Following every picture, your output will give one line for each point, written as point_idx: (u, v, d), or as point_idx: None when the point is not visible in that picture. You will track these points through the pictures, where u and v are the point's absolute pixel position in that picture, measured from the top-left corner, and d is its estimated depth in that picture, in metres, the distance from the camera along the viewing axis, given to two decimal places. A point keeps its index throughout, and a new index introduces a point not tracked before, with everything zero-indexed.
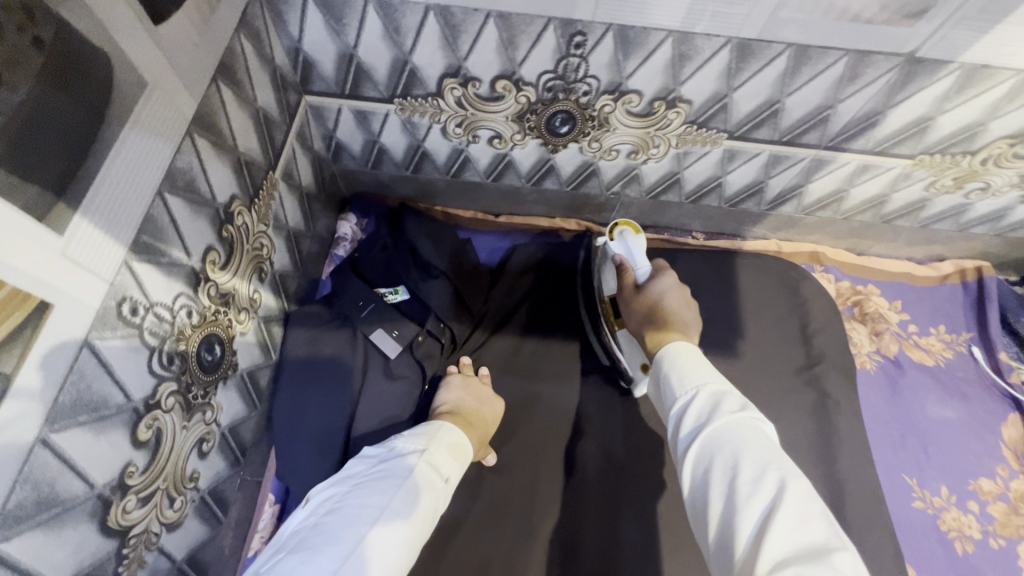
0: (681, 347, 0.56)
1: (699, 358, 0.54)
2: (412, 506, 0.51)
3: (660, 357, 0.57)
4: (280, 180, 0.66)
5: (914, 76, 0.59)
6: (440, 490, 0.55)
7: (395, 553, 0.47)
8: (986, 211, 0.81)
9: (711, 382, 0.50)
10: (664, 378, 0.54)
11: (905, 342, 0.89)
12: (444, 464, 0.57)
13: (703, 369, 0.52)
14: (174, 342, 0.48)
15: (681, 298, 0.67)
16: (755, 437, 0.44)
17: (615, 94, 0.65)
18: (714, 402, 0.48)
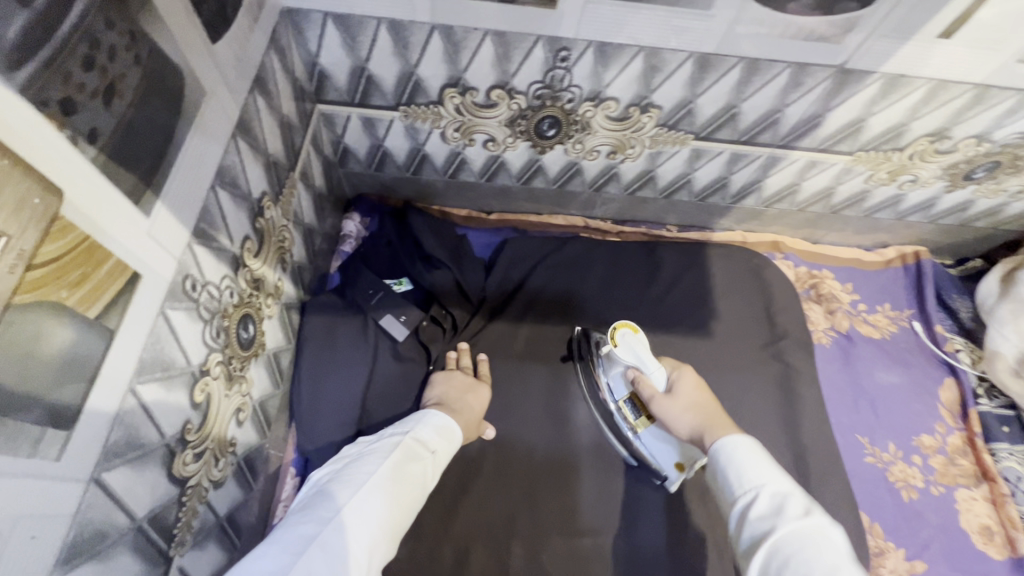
0: (739, 442, 0.59)
1: (759, 455, 0.57)
2: (400, 473, 0.57)
3: (715, 450, 0.60)
4: (298, 180, 0.74)
5: (846, 84, 0.70)
6: (428, 462, 0.61)
7: (384, 513, 0.53)
8: (917, 201, 0.94)
9: (773, 484, 0.53)
10: (723, 475, 0.57)
11: (856, 318, 1.00)
12: (433, 441, 0.63)
13: (763, 467, 0.55)
14: (220, 317, 0.54)
15: (710, 394, 0.72)
16: (821, 544, 0.46)
17: (595, 101, 0.74)
18: (778, 505, 0.51)
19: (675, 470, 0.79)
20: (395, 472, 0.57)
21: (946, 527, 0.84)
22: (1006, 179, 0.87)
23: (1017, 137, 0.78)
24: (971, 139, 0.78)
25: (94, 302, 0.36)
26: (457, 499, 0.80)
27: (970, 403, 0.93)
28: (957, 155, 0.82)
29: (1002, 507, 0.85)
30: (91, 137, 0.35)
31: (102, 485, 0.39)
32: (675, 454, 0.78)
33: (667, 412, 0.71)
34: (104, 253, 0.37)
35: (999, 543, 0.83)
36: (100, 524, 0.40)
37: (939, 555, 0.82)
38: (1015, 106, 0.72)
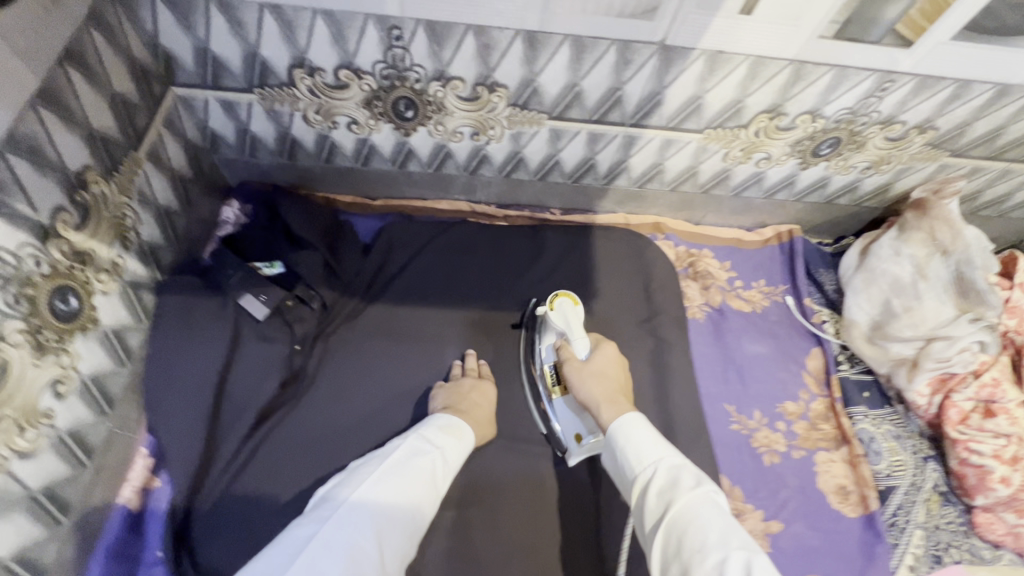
0: (635, 420, 0.65)
1: (649, 431, 0.64)
2: (403, 473, 0.66)
3: (614, 430, 0.65)
4: (146, 159, 0.74)
5: (672, 61, 0.74)
6: (433, 456, 0.71)
7: (391, 506, 0.62)
8: (778, 178, 0.98)
9: (669, 457, 0.60)
10: (620, 457, 0.63)
11: (729, 294, 1.04)
12: (439, 442, 0.73)
13: (658, 447, 0.61)
14: (20, 285, 0.55)
15: (620, 372, 0.76)
16: (713, 509, 0.52)
17: (442, 80, 0.77)
18: (673, 477, 0.57)
19: (577, 441, 0.84)
20: (404, 473, 0.66)
21: (805, 489, 0.88)
22: (851, 155, 0.92)
23: (847, 112, 0.83)
24: (805, 115, 0.83)
25: None
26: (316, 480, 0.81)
27: (832, 370, 0.97)
28: (799, 132, 0.87)
29: (857, 466, 0.89)
30: None
31: None
32: (579, 426, 0.84)
33: (576, 374, 0.77)
34: None
35: (854, 501, 0.87)
36: None
37: (795, 515, 0.86)
38: (833, 82, 0.77)
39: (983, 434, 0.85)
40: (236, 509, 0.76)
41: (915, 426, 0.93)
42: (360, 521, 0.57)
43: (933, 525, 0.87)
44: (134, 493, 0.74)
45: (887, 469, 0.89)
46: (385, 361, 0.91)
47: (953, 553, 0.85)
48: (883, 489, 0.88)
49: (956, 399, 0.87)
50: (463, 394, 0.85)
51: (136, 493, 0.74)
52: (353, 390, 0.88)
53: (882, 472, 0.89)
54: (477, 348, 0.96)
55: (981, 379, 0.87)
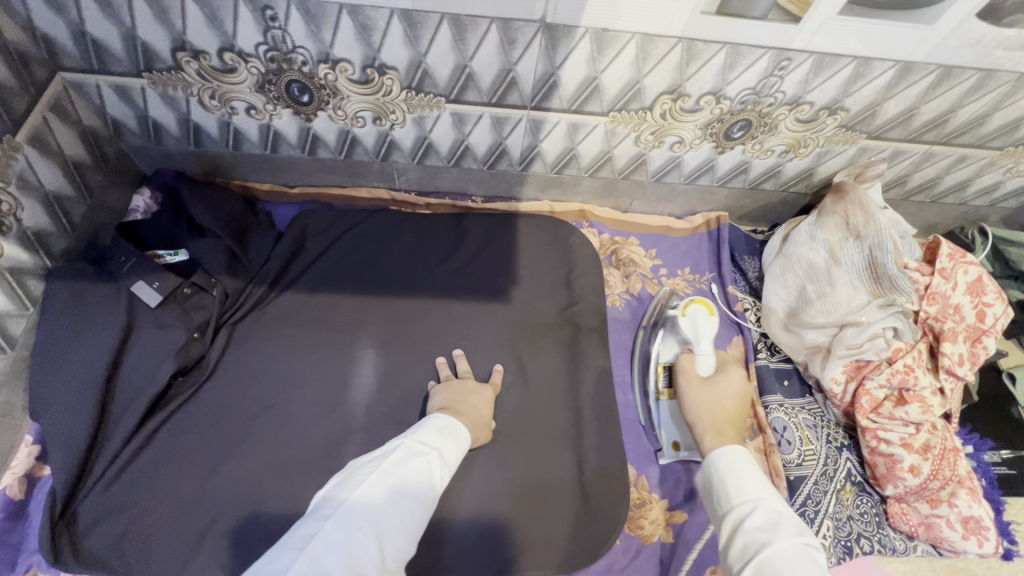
0: (739, 452, 0.62)
1: (751, 465, 0.61)
2: (408, 471, 0.63)
3: (715, 458, 0.63)
4: (27, 144, 0.74)
5: (558, 39, 0.72)
6: (432, 456, 0.66)
7: (395, 503, 0.59)
8: (696, 162, 0.96)
9: (771, 498, 0.57)
10: (716, 483, 0.61)
11: (650, 281, 1.03)
12: (442, 443, 0.69)
13: (757, 483, 0.59)
14: None
15: (738, 406, 0.71)
16: (810, 564, 0.50)
17: (329, 63, 0.76)
18: (774, 520, 0.55)
19: (673, 448, 0.87)
20: (408, 472, 0.63)
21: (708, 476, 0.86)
22: (766, 139, 0.90)
23: (749, 93, 0.81)
24: (708, 96, 0.81)
25: None
26: (207, 472, 0.79)
27: (750, 358, 0.94)
28: (706, 114, 0.85)
29: (769, 456, 0.86)
30: None
31: None
32: (678, 435, 0.87)
33: (691, 391, 0.74)
34: None
35: None
36: None
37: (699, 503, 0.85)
38: (728, 61, 0.75)
39: (893, 422, 0.83)
40: (124, 494, 0.75)
41: (832, 415, 0.91)
42: (361, 520, 0.55)
43: (846, 515, 0.84)
44: (14, 480, 0.73)
45: (797, 458, 0.86)
46: (289, 349, 0.89)
47: (864, 543, 0.83)
48: (793, 479, 0.85)
49: (868, 386, 0.84)
50: (464, 397, 0.82)
51: (16, 480, 0.74)
52: (255, 378, 0.86)
53: (793, 461, 0.86)
54: (385, 336, 0.93)
55: (893, 366, 0.85)
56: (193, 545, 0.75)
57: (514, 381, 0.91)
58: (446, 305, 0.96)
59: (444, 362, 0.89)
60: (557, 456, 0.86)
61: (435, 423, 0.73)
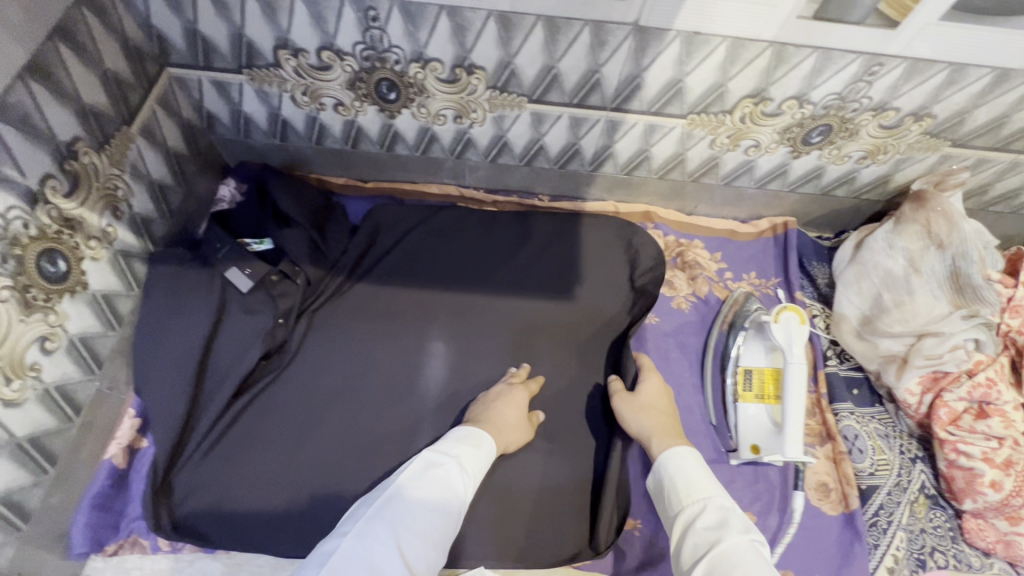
0: (687, 453, 0.71)
1: (698, 465, 0.70)
2: (423, 485, 0.66)
3: (664, 463, 0.72)
4: (138, 135, 0.78)
5: (647, 42, 0.73)
6: (448, 465, 0.69)
7: (411, 516, 0.62)
8: (770, 166, 0.96)
9: (716, 496, 0.65)
10: (669, 486, 0.69)
11: (717, 284, 1.01)
12: (455, 452, 0.71)
13: (705, 482, 0.67)
14: (7, 245, 0.59)
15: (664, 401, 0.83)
16: (757, 561, 0.57)
17: (421, 62, 0.78)
18: (721, 519, 0.62)
19: (751, 451, 0.83)
20: (423, 485, 0.66)
21: (784, 484, 0.85)
22: (845, 144, 0.89)
23: (835, 98, 0.80)
24: (791, 100, 0.81)
25: None
26: (291, 452, 0.83)
27: (819, 364, 0.93)
28: (786, 118, 0.84)
29: (840, 464, 0.86)
30: None
31: None
32: (757, 437, 0.83)
33: (626, 407, 0.83)
34: None
35: (835, 499, 0.84)
36: None
37: (770, 508, 0.84)
38: (818, 65, 0.75)
39: (973, 435, 0.82)
40: (215, 467, 0.79)
41: (905, 425, 0.89)
42: (378, 533, 0.59)
43: (918, 528, 0.83)
44: (120, 450, 0.77)
45: (870, 468, 0.86)
46: (365, 338, 0.92)
47: (938, 557, 0.82)
48: (865, 488, 0.85)
49: (947, 399, 0.82)
50: (490, 404, 0.83)
51: (122, 450, 0.77)
52: (332, 364, 0.89)
53: (866, 470, 0.86)
54: (455, 329, 0.95)
55: (974, 378, 0.83)
56: (282, 523, 0.78)
57: (581, 379, 0.92)
58: (514, 301, 0.98)
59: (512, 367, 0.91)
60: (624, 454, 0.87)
61: (461, 432, 0.76)
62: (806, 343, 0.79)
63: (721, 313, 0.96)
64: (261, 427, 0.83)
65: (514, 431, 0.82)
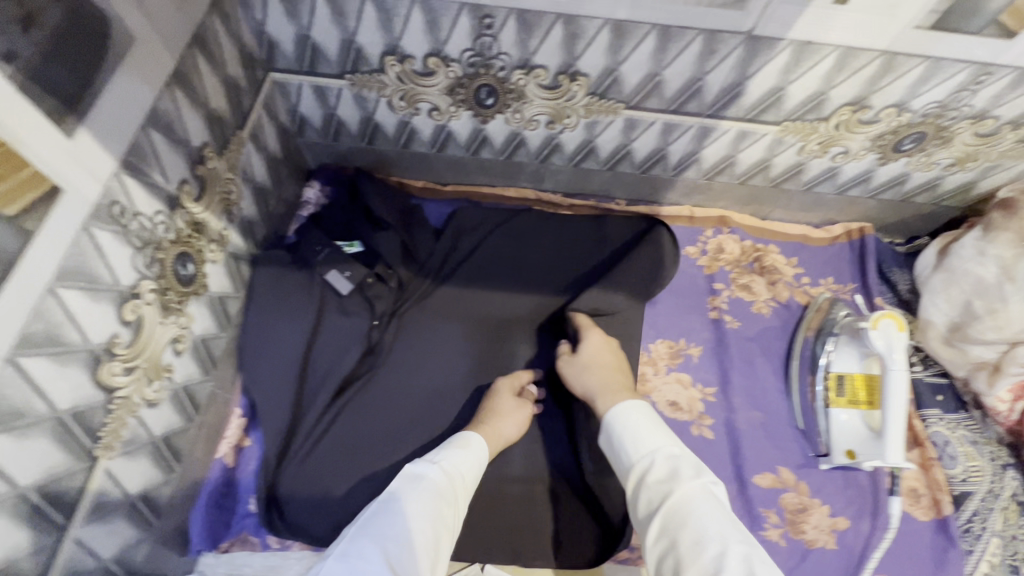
0: (636, 406, 0.68)
1: (647, 413, 0.68)
2: (412, 498, 0.60)
3: (612, 420, 0.68)
4: (248, 140, 0.79)
5: (757, 51, 0.74)
6: (438, 475, 0.64)
7: (402, 526, 0.56)
8: (855, 173, 0.96)
9: (664, 447, 0.63)
10: (618, 443, 0.66)
11: (796, 289, 1.02)
12: (441, 458, 0.67)
13: (652, 435, 0.64)
14: (154, 249, 0.60)
15: (607, 355, 0.82)
16: (714, 507, 0.56)
17: (525, 69, 0.79)
18: (672, 469, 0.60)
19: (845, 455, 0.85)
20: (413, 497, 0.60)
21: (876, 487, 0.86)
22: (935, 151, 0.90)
23: (935, 106, 0.80)
24: (890, 108, 0.81)
25: (11, 203, 0.42)
26: (392, 451, 0.83)
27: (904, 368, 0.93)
28: (882, 126, 0.85)
29: (930, 470, 0.87)
30: (6, 58, 0.40)
31: (18, 367, 0.44)
32: (852, 442, 0.84)
33: (572, 371, 0.82)
34: (21, 162, 0.42)
35: (926, 504, 0.85)
36: (18, 404, 0.45)
37: (863, 512, 0.84)
38: (926, 74, 0.75)
39: None
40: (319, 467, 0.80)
41: (993, 432, 0.90)
42: (364, 546, 0.53)
43: (1010, 534, 0.83)
44: (231, 449, 0.80)
45: (963, 474, 0.86)
46: (453, 339, 0.94)
47: None
48: (958, 494, 0.85)
49: None
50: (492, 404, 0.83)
51: (232, 449, 0.80)
52: (423, 365, 0.91)
53: (958, 476, 0.86)
54: (529, 332, 0.96)
55: None
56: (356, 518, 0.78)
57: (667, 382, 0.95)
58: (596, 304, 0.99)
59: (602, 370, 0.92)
60: (713, 456, 0.89)
61: (456, 437, 0.74)
62: (906, 351, 0.79)
63: (805, 320, 0.97)
64: (359, 426, 0.84)
65: (514, 424, 0.81)
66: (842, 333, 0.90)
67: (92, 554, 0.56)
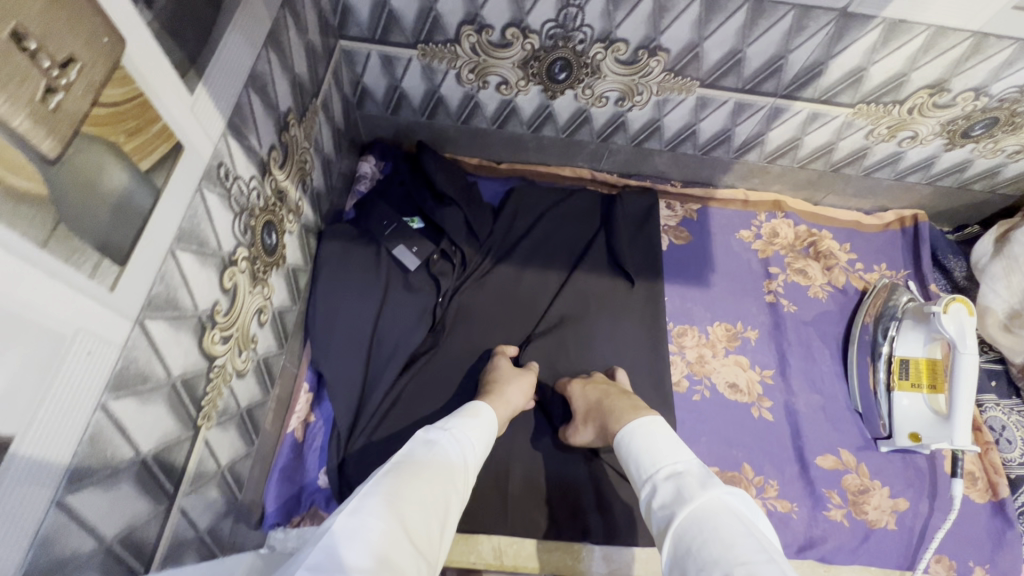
0: (641, 425, 0.65)
1: (656, 428, 0.64)
2: (424, 462, 0.54)
3: (621, 444, 0.66)
4: (320, 109, 0.77)
5: (847, 29, 0.72)
6: (449, 443, 0.59)
7: (417, 491, 0.50)
8: (917, 159, 0.96)
9: (668, 464, 0.58)
10: (631, 468, 0.62)
11: (852, 274, 1.02)
12: (452, 425, 0.62)
13: (655, 452, 0.60)
14: (247, 216, 0.58)
15: (598, 388, 0.78)
16: (723, 521, 0.49)
17: (606, 42, 0.78)
18: (676, 488, 0.55)
19: (910, 438, 0.85)
20: (423, 458, 0.55)
21: (934, 470, 0.87)
22: (1004, 138, 0.90)
23: (1014, 91, 0.80)
24: (969, 92, 0.81)
25: (145, 156, 0.40)
26: None
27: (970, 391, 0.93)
28: (956, 110, 0.84)
29: (986, 454, 0.88)
30: (148, 4, 0.38)
31: (144, 331, 0.42)
32: (916, 424, 0.84)
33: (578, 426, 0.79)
34: (154, 115, 0.40)
35: (982, 487, 0.86)
36: (141, 368, 0.43)
37: (921, 494, 0.85)
38: (1012, 57, 0.75)
39: None
40: (386, 445, 0.78)
41: None
42: (379, 505, 0.46)
43: None
44: (300, 423, 0.79)
45: (1020, 458, 0.87)
46: (516, 319, 0.92)
47: None
48: (1015, 477, 0.87)
49: None
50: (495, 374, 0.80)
51: (301, 423, 0.79)
52: (486, 344, 0.89)
53: (1015, 460, 0.87)
54: (579, 311, 0.93)
55: None
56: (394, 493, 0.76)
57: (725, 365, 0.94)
58: None
59: (665, 351, 0.92)
60: (775, 439, 0.89)
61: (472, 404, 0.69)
62: (977, 335, 0.80)
63: (863, 305, 0.97)
64: (422, 403, 0.82)
65: (518, 390, 0.77)
66: (906, 316, 0.89)
67: (191, 524, 0.55)
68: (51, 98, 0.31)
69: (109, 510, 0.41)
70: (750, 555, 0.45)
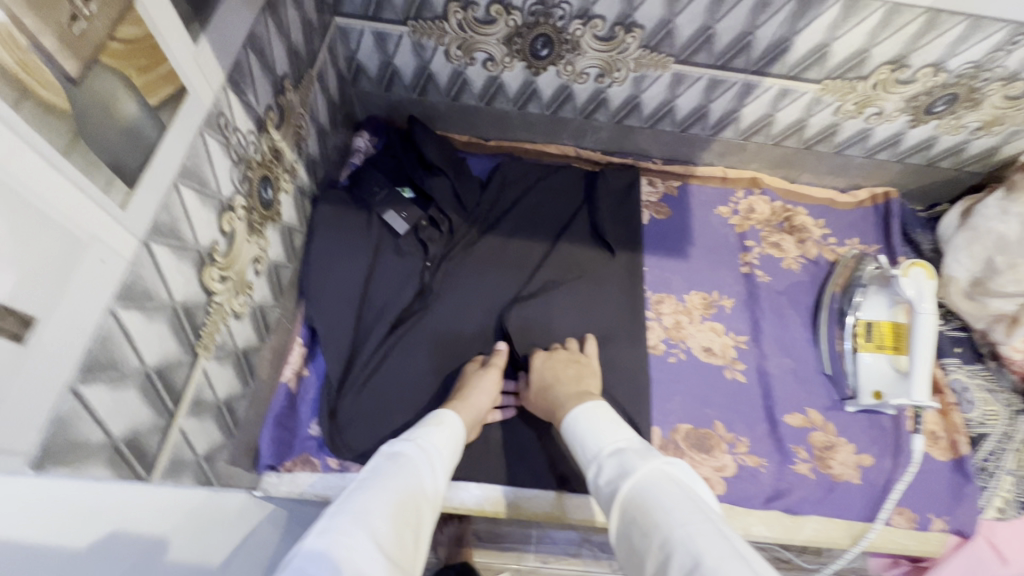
0: (584, 411, 0.67)
1: (601, 411, 0.66)
2: (391, 476, 0.54)
3: (568, 429, 0.68)
4: (315, 79, 0.82)
5: (809, 5, 0.77)
6: (416, 454, 0.59)
7: (385, 503, 0.50)
8: (885, 135, 1.01)
9: (613, 442, 0.61)
10: (579, 450, 0.65)
11: (825, 247, 1.07)
12: (417, 436, 0.62)
13: (600, 434, 0.63)
14: (245, 166, 0.63)
15: (557, 369, 0.80)
16: (663, 488, 0.51)
17: (584, 19, 0.83)
18: (620, 465, 0.57)
19: (872, 396, 0.89)
20: (390, 474, 0.55)
21: (898, 429, 0.91)
22: (965, 114, 0.94)
23: (970, 66, 0.85)
24: (928, 68, 0.86)
25: (153, 93, 0.45)
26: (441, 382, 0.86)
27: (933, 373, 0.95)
28: (917, 86, 0.89)
29: (948, 414, 0.92)
30: None
31: (149, 251, 0.47)
32: (878, 383, 0.89)
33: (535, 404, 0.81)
34: (162, 57, 0.45)
35: (943, 446, 0.90)
36: (146, 286, 0.48)
37: (885, 451, 0.89)
38: (965, 32, 0.80)
39: None
40: (374, 394, 0.82)
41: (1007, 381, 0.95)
42: (346, 520, 0.47)
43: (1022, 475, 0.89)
44: (294, 374, 0.84)
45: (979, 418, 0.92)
46: (500, 284, 0.96)
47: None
48: (973, 436, 0.91)
49: None
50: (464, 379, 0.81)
51: (295, 374, 0.84)
52: (472, 305, 0.93)
53: (974, 419, 0.92)
54: (562, 276, 0.97)
55: None
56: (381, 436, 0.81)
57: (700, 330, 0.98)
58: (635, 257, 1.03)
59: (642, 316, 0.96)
60: (746, 398, 0.93)
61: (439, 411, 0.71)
62: (935, 297, 0.84)
63: (833, 275, 1.02)
64: (409, 358, 0.86)
65: (483, 392, 0.78)
66: (871, 283, 0.96)
67: (190, 446, 0.59)
68: (75, 25, 0.36)
69: (114, 408, 0.46)
70: (687, 514, 0.48)
